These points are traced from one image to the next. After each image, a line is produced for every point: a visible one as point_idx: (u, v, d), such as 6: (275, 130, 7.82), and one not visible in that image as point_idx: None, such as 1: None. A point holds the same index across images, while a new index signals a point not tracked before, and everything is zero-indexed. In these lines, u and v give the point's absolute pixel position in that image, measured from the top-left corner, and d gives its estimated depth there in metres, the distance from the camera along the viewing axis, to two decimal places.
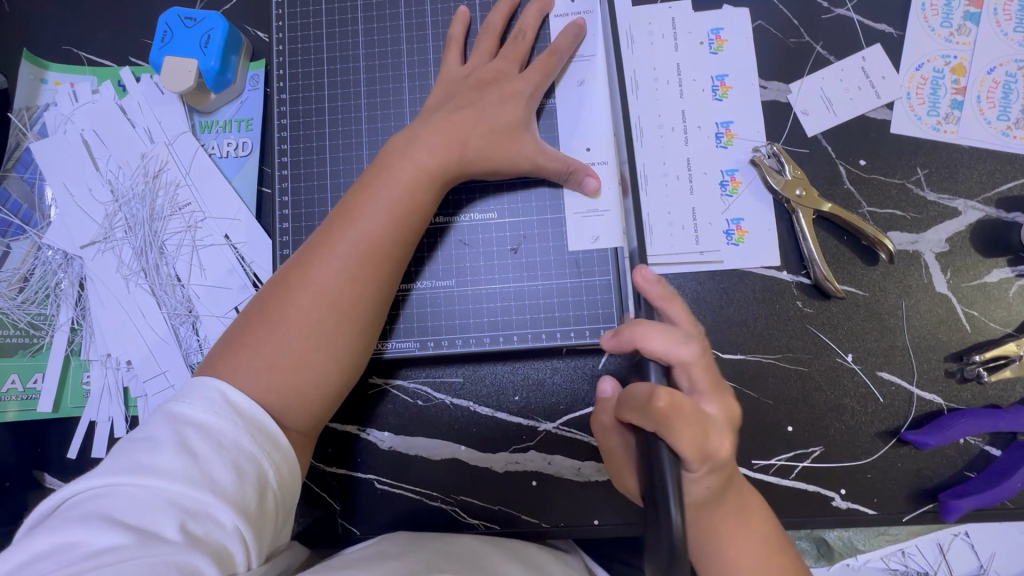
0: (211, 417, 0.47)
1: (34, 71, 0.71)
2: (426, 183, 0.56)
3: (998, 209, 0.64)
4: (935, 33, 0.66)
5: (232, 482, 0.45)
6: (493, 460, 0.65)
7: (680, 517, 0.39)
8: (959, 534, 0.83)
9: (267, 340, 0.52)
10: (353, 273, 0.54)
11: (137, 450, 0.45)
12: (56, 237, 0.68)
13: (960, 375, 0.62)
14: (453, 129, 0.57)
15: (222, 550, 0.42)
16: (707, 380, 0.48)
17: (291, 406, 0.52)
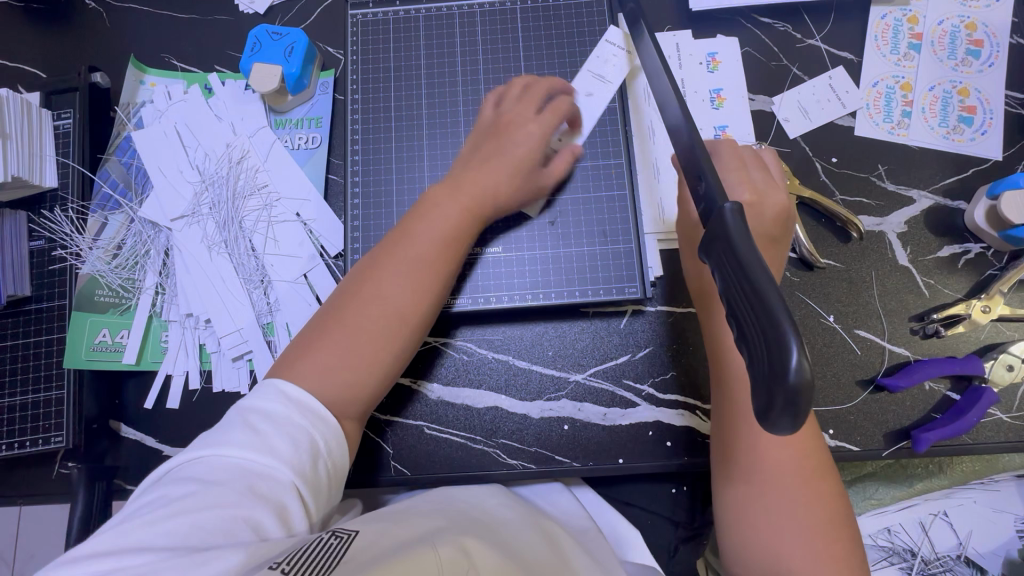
0: (270, 402, 0.58)
1: (135, 73, 0.83)
2: (470, 217, 0.67)
3: (945, 197, 0.78)
4: (886, 58, 0.82)
5: (289, 451, 0.55)
6: (529, 407, 0.75)
7: (799, 354, 0.35)
8: (938, 513, 0.96)
9: (334, 345, 0.62)
10: (408, 289, 0.64)
11: (212, 431, 0.56)
12: (149, 211, 0.78)
13: (922, 332, 0.74)
14: (483, 176, 0.68)
15: (281, 504, 0.53)
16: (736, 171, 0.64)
17: (352, 399, 0.62)
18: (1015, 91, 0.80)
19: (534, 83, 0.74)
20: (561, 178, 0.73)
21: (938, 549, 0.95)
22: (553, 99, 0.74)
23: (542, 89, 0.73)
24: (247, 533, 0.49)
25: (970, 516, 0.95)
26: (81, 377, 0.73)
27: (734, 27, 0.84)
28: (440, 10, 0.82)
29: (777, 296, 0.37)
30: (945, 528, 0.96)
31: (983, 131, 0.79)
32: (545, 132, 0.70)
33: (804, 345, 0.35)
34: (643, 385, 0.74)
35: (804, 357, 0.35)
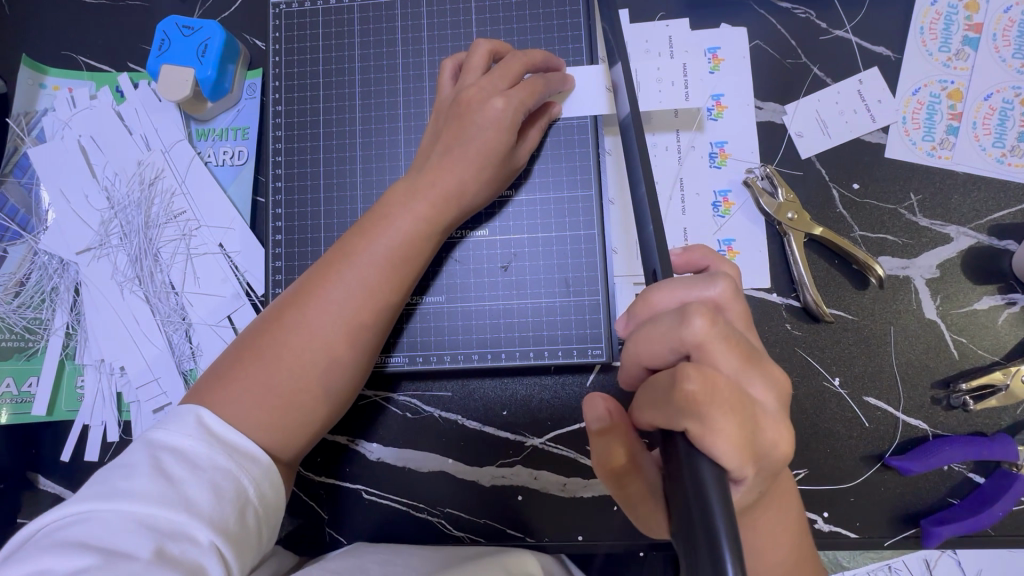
0: (187, 441, 0.48)
1: (33, 75, 0.72)
2: (427, 232, 0.56)
3: (990, 235, 0.64)
4: (933, 58, 0.65)
5: (210, 502, 0.46)
6: (479, 473, 0.66)
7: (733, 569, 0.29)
8: None
9: (255, 381, 0.52)
10: (345, 319, 0.54)
11: (112, 476, 0.46)
12: (53, 243, 0.69)
13: (946, 402, 0.62)
14: (443, 174, 0.56)
15: (199, 568, 0.43)
16: (737, 356, 0.36)
17: (275, 444, 0.53)
18: None
19: (509, 57, 0.58)
20: (532, 152, 0.61)
21: None
22: (530, 66, 0.58)
23: (520, 59, 0.58)
24: None
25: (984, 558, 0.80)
26: None
27: (743, 15, 0.68)
28: None
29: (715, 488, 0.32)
30: None
31: None
32: (514, 110, 0.55)
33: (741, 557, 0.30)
34: None
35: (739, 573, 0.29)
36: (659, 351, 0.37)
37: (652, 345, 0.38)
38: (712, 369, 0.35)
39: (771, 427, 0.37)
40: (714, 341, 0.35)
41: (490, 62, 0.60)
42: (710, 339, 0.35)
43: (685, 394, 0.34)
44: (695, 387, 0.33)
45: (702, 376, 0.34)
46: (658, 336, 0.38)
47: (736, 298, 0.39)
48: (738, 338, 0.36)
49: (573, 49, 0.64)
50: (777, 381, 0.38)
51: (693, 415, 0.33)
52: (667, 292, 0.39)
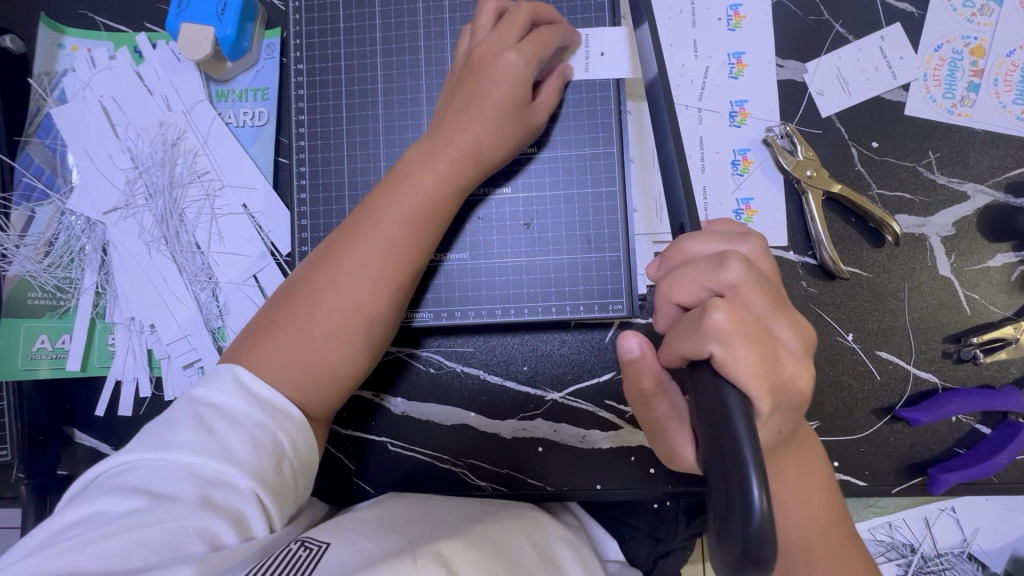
0: (226, 397, 0.51)
1: (51, 35, 0.72)
2: (448, 192, 0.57)
3: (1006, 193, 0.64)
4: (957, 13, 0.65)
5: (248, 454, 0.48)
6: (500, 426, 0.68)
7: (760, 494, 0.31)
8: (946, 509, 0.81)
9: (289, 341, 0.54)
10: (373, 279, 0.56)
11: (159, 429, 0.49)
12: (80, 204, 0.70)
13: (956, 356, 0.64)
14: (470, 131, 0.56)
15: (240, 513, 0.46)
16: (768, 302, 0.39)
17: (312, 399, 0.55)
18: None
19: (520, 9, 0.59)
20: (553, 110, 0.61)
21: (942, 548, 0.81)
22: (541, 14, 0.59)
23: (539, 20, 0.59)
24: (200, 545, 0.43)
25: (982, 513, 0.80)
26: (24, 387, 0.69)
27: None
28: None
29: (745, 428, 0.33)
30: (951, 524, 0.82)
31: None
32: (526, 63, 0.56)
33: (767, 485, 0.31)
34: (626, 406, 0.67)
35: (766, 500, 0.31)
36: (690, 291, 0.40)
37: (685, 284, 0.40)
38: (741, 308, 0.38)
39: (790, 368, 0.40)
40: (747, 284, 0.38)
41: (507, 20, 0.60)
42: (744, 282, 0.38)
43: (715, 325, 0.37)
44: (725, 315, 0.37)
45: (729, 309, 0.37)
46: (693, 275, 0.40)
47: (763, 255, 0.43)
48: (768, 283, 0.40)
49: (594, 4, 0.64)
50: (801, 330, 0.42)
51: (718, 340, 0.37)
52: (703, 241, 0.42)
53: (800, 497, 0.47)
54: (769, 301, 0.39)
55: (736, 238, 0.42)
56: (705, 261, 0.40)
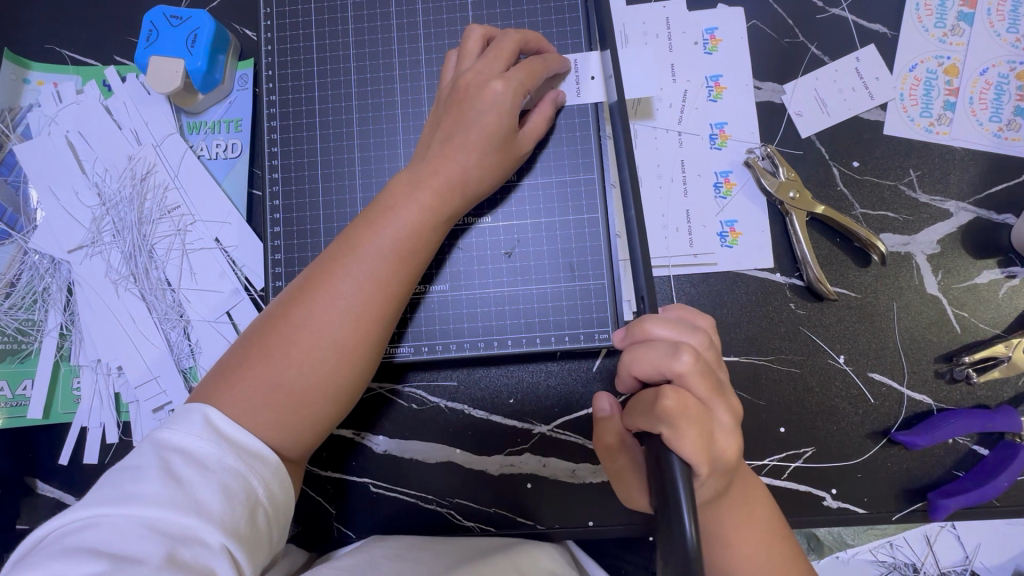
0: (196, 442, 0.48)
1: (16, 70, 0.70)
2: (432, 223, 0.55)
3: (988, 210, 0.64)
4: (929, 34, 0.66)
5: (220, 504, 0.45)
6: (487, 462, 0.66)
7: (692, 529, 0.35)
8: (945, 526, 0.79)
9: (264, 380, 0.52)
10: (354, 314, 0.53)
11: (121, 479, 0.46)
12: (43, 242, 0.67)
13: (949, 376, 0.62)
14: (450, 163, 0.55)
15: (210, 572, 0.43)
16: (709, 388, 0.42)
17: (286, 442, 0.52)
18: None
19: (501, 36, 0.58)
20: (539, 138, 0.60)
21: (944, 566, 0.79)
22: (524, 47, 0.58)
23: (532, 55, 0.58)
24: None
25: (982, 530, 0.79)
26: None
27: None
28: None
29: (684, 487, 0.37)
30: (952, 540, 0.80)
31: None
32: (514, 92, 0.55)
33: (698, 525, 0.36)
34: None
35: (696, 533, 0.35)
36: (647, 373, 0.43)
37: (643, 365, 0.43)
38: (688, 394, 0.41)
39: (728, 447, 0.43)
40: (695, 374, 0.41)
41: (483, 50, 0.59)
42: (691, 371, 0.41)
43: (662, 408, 0.41)
44: (672, 402, 0.40)
45: (677, 395, 0.41)
46: (648, 359, 0.43)
47: (711, 345, 0.45)
48: (710, 373, 0.43)
49: (571, 30, 0.63)
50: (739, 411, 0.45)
51: (667, 422, 0.40)
52: (663, 323, 0.44)
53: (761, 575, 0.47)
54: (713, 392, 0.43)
55: (690, 329, 0.45)
56: (661, 350, 0.43)
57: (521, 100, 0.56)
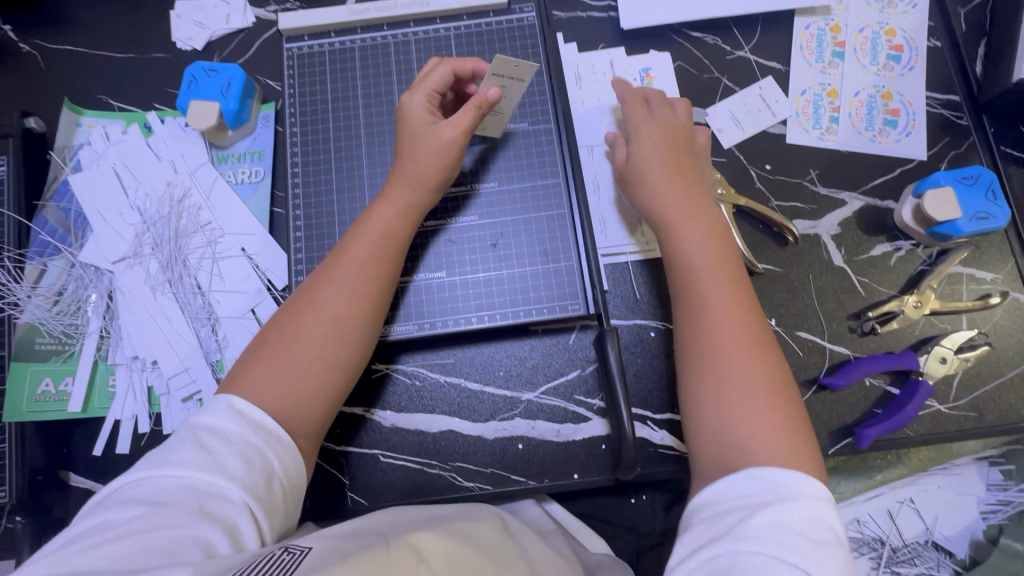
0: (222, 421, 0.56)
1: (71, 116, 0.83)
2: (405, 217, 0.68)
3: (875, 198, 0.80)
4: (812, 67, 0.85)
5: (242, 471, 0.53)
6: (483, 428, 0.75)
7: (614, 358, 0.65)
8: (905, 501, 0.92)
9: (276, 358, 0.61)
10: (346, 293, 0.64)
11: (164, 450, 0.55)
12: (90, 255, 0.78)
13: (860, 330, 0.76)
14: (405, 166, 0.69)
15: (232, 525, 0.50)
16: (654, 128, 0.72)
17: (300, 412, 0.61)
18: (935, 93, 0.84)
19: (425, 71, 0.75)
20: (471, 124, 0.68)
21: (907, 538, 0.91)
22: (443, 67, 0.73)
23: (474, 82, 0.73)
24: (195, 553, 0.46)
25: (938, 504, 0.91)
26: (23, 429, 0.72)
27: (666, 43, 0.86)
28: (374, 39, 0.81)
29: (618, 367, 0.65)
30: (913, 515, 0.92)
31: (908, 133, 0.82)
32: (422, 99, 0.70)
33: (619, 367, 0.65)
34: (594, 400, 0.75)
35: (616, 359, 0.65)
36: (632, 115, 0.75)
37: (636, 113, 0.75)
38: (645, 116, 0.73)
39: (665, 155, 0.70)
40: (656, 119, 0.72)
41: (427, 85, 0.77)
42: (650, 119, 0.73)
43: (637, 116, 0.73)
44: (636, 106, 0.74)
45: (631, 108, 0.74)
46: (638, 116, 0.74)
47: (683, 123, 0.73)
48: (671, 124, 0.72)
49: (536, 70, 0.80)
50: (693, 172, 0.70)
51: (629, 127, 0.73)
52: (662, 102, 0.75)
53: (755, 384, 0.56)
54: (672, 151, 0.70)
55: (671, 112, 0.74)
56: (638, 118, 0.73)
57: (427, 107, 0.70)
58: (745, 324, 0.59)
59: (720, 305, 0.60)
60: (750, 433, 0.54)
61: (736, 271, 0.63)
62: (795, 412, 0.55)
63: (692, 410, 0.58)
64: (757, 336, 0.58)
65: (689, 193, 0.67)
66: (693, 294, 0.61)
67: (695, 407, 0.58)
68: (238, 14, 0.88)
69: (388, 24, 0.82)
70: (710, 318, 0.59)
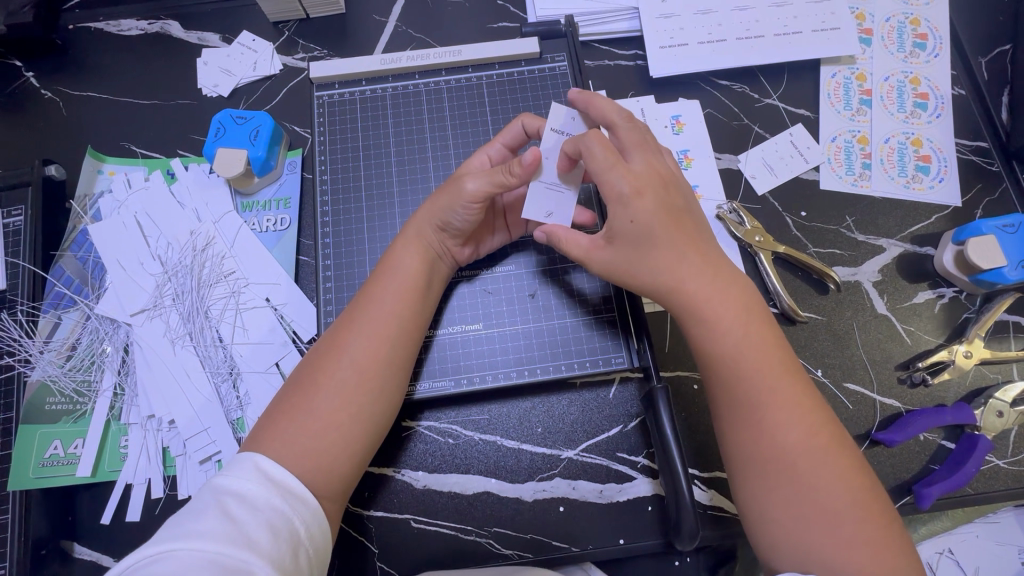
0: (246, 484, 0.51)
1: (92, 163, 0.81)
2: (426, 263, 0.66)
3: (913, 244, 0.79)
4: (841, 115, 0.85)
5: (268, 541, 0.48)
6: (522, 489, 0.71)
7: (665, 417, 0.62)
8: (944, 552, 0.88)
9: (298, 415, 0.58)
10: (368, 342, 0.61)
11: (179, 520, 0.49)
12: (107, 307, 0.74)
13: (910, 381, 0.73)
14: (437, 210, 0.66)
15: None
16: (631, 189, 0.58)
17: (329, 475, 0.57)
18: (964, 139, 0.84)
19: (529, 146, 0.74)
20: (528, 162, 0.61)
21: None
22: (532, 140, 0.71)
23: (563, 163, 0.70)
24: None
25: (977, 554, 0.87)
26: (28, 498, 0.67)
27: (695, 91, 0.86)
28: (406, 87, 0.81)
29: (670, 425, 0.62)
30: (953, 568, 0.87)
31: (940, 179, 0.82)
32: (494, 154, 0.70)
33: (672, 422, 0.62)
34: (638, 457, 0.71)
35: (669, 417, 0.62)
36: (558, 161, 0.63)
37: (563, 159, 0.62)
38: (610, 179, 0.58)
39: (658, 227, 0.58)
40: (628, 179, 0.58)
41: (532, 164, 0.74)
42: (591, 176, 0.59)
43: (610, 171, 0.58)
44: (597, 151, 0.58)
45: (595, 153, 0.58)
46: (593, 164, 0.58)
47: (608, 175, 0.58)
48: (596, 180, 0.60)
49: None
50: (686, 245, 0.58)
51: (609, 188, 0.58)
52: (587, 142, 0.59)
53: (823, 488, 0.52)
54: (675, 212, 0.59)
55: (646, 158, 0.60)
56: (614, 175, 0.58)
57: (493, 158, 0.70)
58: (802, 410, 0.55)
59: (774, 406, 0.54)
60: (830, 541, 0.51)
61: (786, 353, 0.57)
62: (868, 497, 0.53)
63: (759, 522, 0.54)
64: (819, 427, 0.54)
65: (704, 268, 0.58)
66: (730, 399, 0.56)
67: (765, 522, 0.54)
68: (266, 62, 0.88)
69: (420, 73, 0.81)
70: (763, 417, 0.54)
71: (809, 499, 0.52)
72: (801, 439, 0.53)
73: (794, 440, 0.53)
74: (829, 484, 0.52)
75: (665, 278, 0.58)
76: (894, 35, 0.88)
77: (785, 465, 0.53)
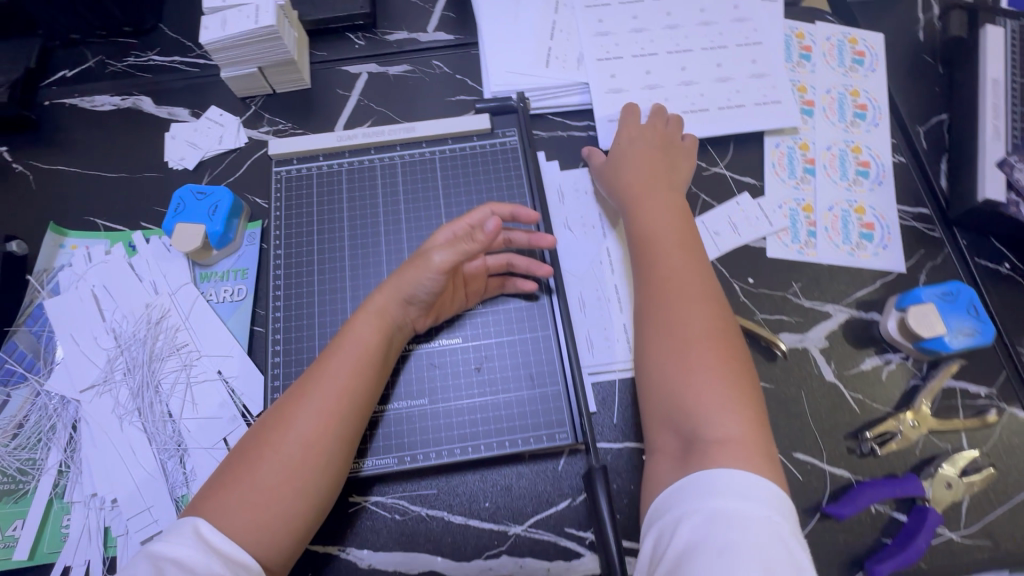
0: (186, 550, 0.51)
1: (55, 238, 0.84)
2: (382, 334, 0.67)
3: (858, 310, 0.81)
4: (786, 183, 0.88)
5: None
6: (468, 568, 0.69)
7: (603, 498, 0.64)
8: None
9: (243, 484, 0.57)
10: (321, 410, 0.61)
11: None
12: (56, 384, 0.75)
13: (858, 450, 0.73)
14: (402, 283, 0.67)
15: None
16: (651, 140, 0.83)
17: (270, 548, 0.56)
18: (906, 206, 0.87)
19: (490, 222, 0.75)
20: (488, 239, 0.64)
21: None
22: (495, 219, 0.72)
23: (520, 234, 0.74)
24: None
25: None
26: None
27: None
28: (362, 162, 0.84)
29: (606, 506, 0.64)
30: None
31: (884, 246, 0.84)
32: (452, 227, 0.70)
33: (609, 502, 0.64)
34: (586, 532, 0.70)
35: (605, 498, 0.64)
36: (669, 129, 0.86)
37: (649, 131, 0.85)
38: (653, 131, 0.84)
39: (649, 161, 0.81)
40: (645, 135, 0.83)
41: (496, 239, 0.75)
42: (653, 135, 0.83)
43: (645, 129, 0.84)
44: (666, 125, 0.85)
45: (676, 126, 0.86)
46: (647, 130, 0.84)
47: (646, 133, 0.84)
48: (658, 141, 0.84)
49: (518, 193, 0.83)
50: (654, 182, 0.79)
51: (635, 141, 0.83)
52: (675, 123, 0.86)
53: (714, 367, 0.62)
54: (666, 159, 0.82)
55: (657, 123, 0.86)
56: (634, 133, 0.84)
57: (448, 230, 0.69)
58: (701, 303, 0.67)
59: (670, 291, 0.68)
60: (705, 399, 0.60)
61: (690, 251, 0.72)
62: (738, 368, 0.63)
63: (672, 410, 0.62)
64: (704, 298, 0.67)
65: (662, 201, 0.76)
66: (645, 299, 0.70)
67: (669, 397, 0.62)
68: (231, 135, 0.91)
69: (376, 148, 0.85)
70: (667, 301, 0.67)
71: (708, 372, 0.61)
72: (697, 332, 0.64)
73: (697, 328, 0.65)
74: (721, 362, 0.62)
75: (634, 193, 0.78)
76: (835, 106, 0.92)
77: (680, 349, 0.64)
